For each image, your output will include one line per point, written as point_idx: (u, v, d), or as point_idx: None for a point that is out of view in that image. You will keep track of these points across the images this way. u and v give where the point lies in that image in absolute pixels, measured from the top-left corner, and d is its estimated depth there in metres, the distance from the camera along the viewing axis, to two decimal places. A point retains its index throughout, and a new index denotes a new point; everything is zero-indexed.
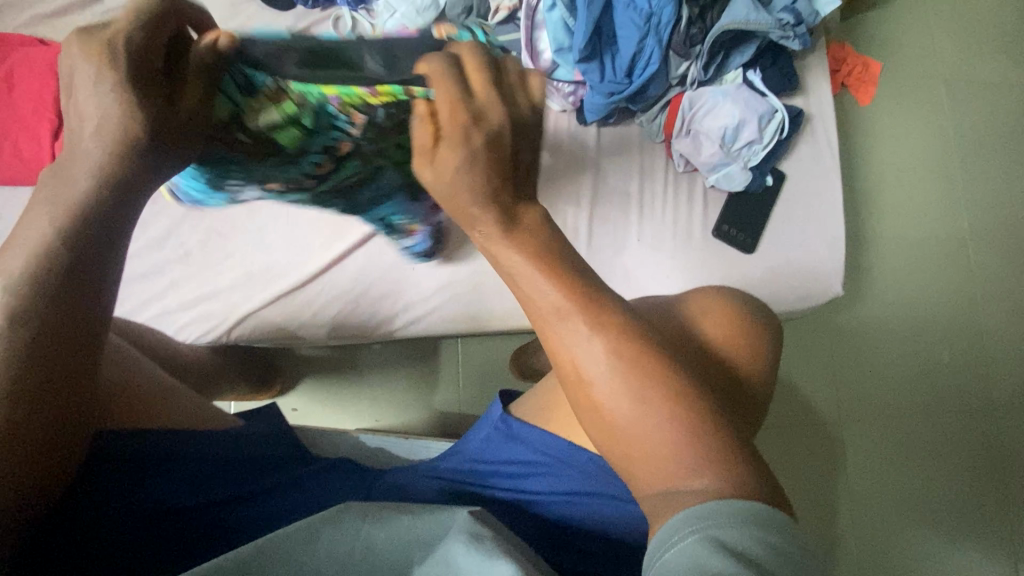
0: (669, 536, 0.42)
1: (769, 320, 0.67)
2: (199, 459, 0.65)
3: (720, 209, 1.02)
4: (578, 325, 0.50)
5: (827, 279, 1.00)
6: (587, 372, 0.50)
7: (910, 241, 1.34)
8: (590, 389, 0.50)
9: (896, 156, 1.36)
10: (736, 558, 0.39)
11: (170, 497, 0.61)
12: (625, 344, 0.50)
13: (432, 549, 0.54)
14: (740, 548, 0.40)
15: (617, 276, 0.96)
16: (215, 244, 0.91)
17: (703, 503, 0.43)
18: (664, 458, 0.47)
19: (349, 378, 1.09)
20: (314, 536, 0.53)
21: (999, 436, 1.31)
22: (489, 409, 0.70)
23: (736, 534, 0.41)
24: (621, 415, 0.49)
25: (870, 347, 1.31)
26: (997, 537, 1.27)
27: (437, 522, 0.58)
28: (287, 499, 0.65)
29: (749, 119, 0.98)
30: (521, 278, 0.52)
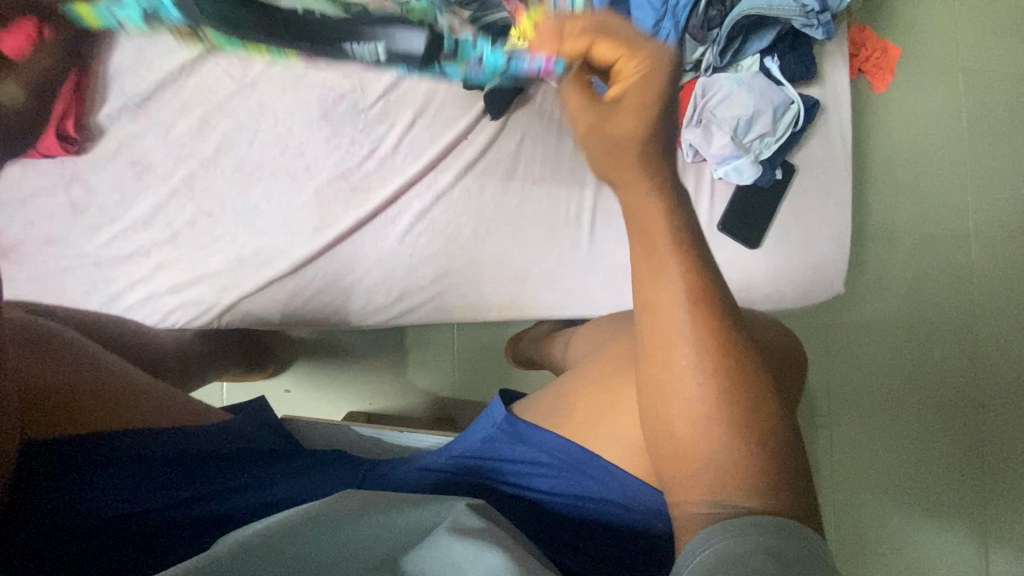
0: (700, 543, 0.45)
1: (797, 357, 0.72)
2: (175, 454, 0.64)
3: (728, 201, 1.00)
4: (683, 305, 0.49)
5: (831, 276, 1.01)
6: (676, 358, 0.49)
7: (915, 236, 1.33)
8: (672, 372, 0.49)
9: (908, 147, 1.32)
10: (769, 557, 0.41)
11: (145, 493, 0.60)
12: (725, 349, 0.49)
13: (425, 539, 0.55)
14: (773, 548, 0.42)
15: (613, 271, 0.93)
16: (205, 226, 0.87)
17: (747, 514, 0.45)
18: (748, 477, 0.47)
19: (343, 361, 1.08)
20: (323, 527, 0.53)
21: (983, 429, 1.34)
22: (491, 410, 0.69)
23: (770, 535, 0.43)
24: (695, 410, 0.48)
25: (866, 341, 1.32)
26: (972, 523, 1.32)
27: (433, 514, 0.57)
28: (280, 485, 0.65)
29: (765, 110, 0.94)
30: (648, 238, 0.51)
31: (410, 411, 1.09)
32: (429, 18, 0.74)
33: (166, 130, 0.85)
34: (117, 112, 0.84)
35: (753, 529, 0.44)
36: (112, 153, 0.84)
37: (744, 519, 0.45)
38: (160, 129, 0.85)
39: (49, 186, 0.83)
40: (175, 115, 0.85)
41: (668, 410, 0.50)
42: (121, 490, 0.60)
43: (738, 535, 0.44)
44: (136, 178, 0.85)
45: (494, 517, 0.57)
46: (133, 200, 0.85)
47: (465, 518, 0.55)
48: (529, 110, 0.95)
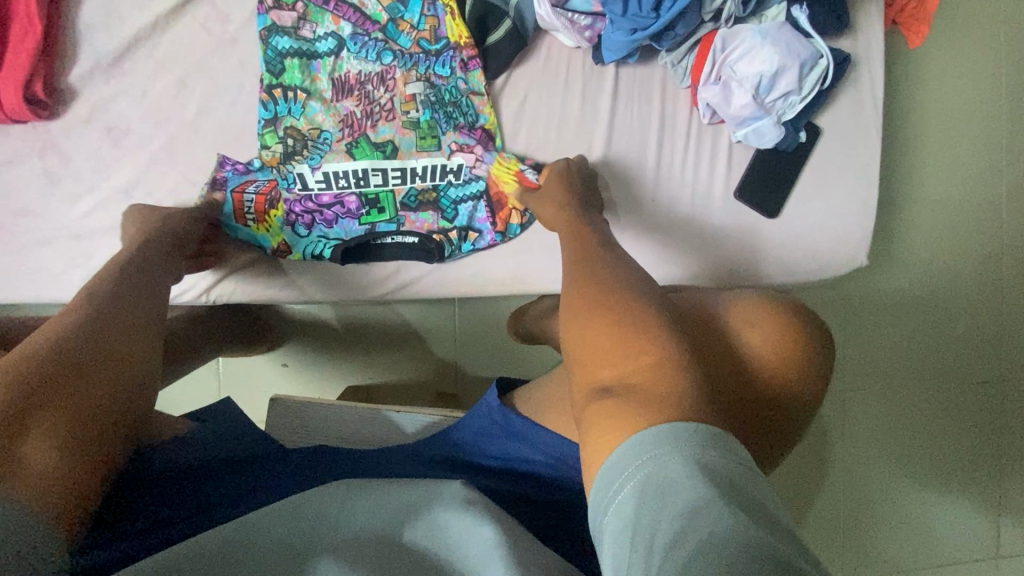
0: (628, 465, 0.47)
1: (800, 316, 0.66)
2: (178, 466, 0.68)
3: (746, 167, 0.93)
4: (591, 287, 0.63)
5: (851, 248, 0.96)
6: (584, 316, 0.60)
7: (944, 204, 1.25)
8: (582, 326, 0.60)
9: (942, 107, 1.23)
10: (703, 476, 0.43)
11: (182, 498, 0.63)
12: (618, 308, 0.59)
13: (420, 513, 0.55)
14: (707, 465, 0.44)
15: None
16: (189, 195, 0.81)
17: (662, 427, 0.47)
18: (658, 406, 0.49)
19: (342, 337, 1.05)
20: (298, 511, 0.55)
21: (1002, 404, 1.29)
22: (485, 395, 0.75)
23: (703, 454, 0.44)
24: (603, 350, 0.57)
25: (886, 315, 1.26)
26: (984, 496, 1.30)
27: (427, 492, 0.59)
28: (289, 465, 0.69)
29: (790, 67, 0.85)
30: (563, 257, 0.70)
31: (411, 385, 1.07)
32: (427, 71, 0.84)
33: (142, 91, 0.79)
34: (89, 72, 0.78)
35: (682, 442, 0.45)
36: (87, 117, 0.79)
37: (662, 427, 0.47)
38: (136, 91, 0.79)
39: (23, 153, 0.79)
40: (151, 76, 0.80)
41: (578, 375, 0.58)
42: (135, 501, 0.62)
43: (666, 446, 0.46)
44: (114, 144, 0.80)
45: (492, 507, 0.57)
46: (112, 168, 0.80)
47: (458, 493, 0.58)
48: (532, 68, 0.88)
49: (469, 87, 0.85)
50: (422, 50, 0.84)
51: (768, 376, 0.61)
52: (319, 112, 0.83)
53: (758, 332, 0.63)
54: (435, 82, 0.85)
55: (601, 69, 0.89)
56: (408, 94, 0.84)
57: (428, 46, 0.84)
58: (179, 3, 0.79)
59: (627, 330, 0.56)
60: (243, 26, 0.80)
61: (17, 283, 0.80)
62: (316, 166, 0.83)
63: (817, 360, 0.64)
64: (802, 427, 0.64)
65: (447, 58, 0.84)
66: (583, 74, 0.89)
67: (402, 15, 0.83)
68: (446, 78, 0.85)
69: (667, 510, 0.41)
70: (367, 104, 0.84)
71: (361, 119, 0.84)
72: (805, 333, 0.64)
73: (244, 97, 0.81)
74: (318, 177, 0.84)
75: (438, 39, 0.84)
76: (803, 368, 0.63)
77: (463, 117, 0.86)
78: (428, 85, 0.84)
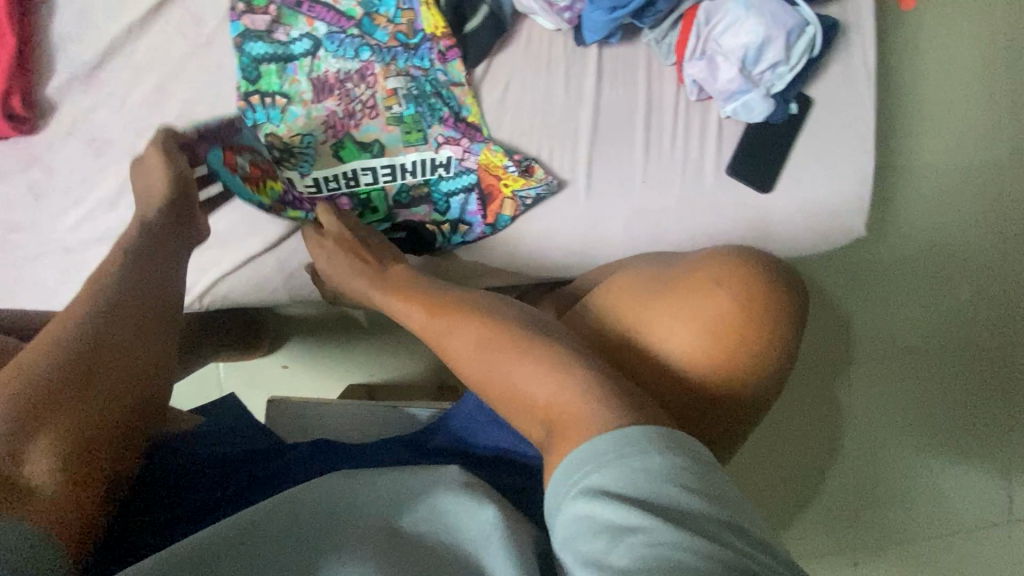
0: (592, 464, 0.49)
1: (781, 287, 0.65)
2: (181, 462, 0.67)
3: (737, 142, 0.91)
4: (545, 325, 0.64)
5: (849, 219, 0.94)
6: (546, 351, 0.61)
7: (944, 169, 1.22)
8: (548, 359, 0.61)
9: (938, 70, 1.20)
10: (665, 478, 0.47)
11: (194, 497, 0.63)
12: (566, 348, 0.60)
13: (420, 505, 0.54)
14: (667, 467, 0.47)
15: (599, 241, 0.90)
16: None
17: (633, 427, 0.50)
18: (573, 428, 0.53)
19: (339, 335, 1.05)
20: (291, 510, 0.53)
21: (1011, 368, 1.28)
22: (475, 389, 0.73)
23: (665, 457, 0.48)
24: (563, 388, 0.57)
25: (890, 287, 1.25)
26: (995, 462, 1.29)
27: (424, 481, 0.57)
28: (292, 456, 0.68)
29: (776, 36, 0.83)
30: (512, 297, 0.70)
31: (410, 380, 1.07)
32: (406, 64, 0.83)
33: (121, 100, 0.79)
34: (67, 85, 0.78)
35: (603, 459, 0.49)
36: (68, 130, 0.79)
37: (587, 446, 0.50)
38: (114, 100, 0.79)
39: (8, 170, 0.79)
40: (128, 84, 0.79)
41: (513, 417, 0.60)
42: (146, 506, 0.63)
43: (587, 464, 0.49)
44: (97, 155, 0.79)
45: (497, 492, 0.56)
46: (96, 180, 0.79)
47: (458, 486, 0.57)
48: (512, 54, 0.87)
49: (449, 77, 0.84)
50: (399, 44, 0.83)
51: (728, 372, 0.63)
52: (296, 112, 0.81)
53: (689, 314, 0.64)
54: (415, 75, 0.83)
55: (584, 51, 0.88)
56: (388, 89, 0.83)
57: (406, 39, 0.83)
58: (151, 8, 0.78)
59: (531, 357, 0.59)
60: (218, 28, 0.80)
61: (12, 301, 0.80)
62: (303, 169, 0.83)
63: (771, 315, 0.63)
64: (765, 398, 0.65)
65: (426, 50, 0.83)
66: (565, 57, 0.88)
67: (376, 9, 0.82)
68: (426, 70, 0.84)
69: (586, 533, 0.46)
70: (347, 100, 0.82)
71: (348, 113, 0.82)
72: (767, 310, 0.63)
73: (222, 100, 0.80)
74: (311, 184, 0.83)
75: (415, 32, 0.83)
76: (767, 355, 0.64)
77: (446, 109, 0.85)
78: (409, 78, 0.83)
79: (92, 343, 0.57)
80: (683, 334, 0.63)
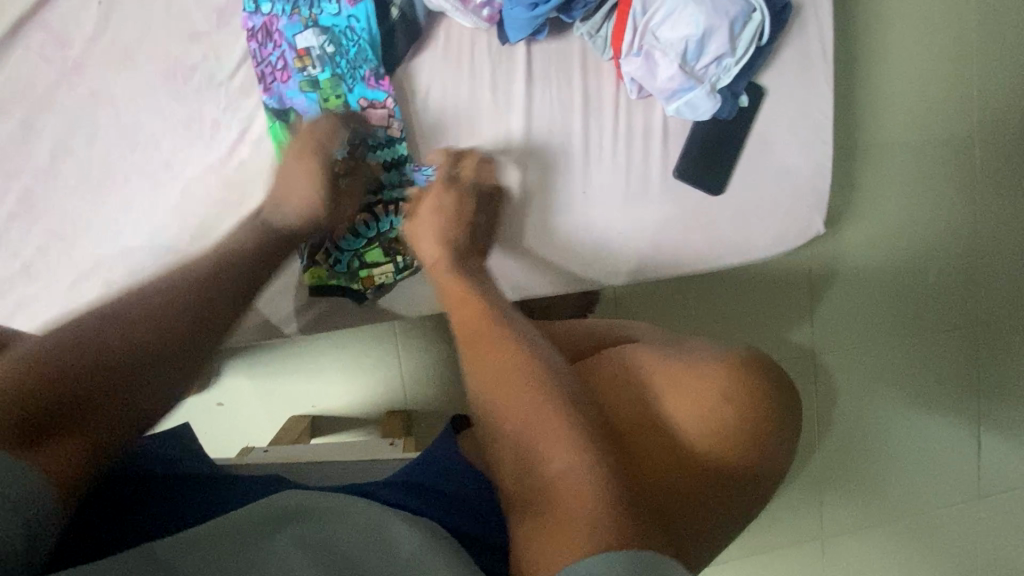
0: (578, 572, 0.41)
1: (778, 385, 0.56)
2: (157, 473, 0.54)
3: (684, 142, 0.84)
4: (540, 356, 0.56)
5: (807, 216, 0.89)
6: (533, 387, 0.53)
7: (912, 146, 1.16)
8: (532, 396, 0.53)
9: (905, 38, 1.11)
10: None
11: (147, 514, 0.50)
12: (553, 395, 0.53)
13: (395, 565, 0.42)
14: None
15: (539, 262, 0.84)
16: (60, 249, 0.72)
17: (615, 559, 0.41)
18: (575, 531, 0.44)
19: (277, 367, 0.99)
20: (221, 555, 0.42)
21: (978, 345, 1.27)
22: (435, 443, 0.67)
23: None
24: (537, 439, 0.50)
25: (858, 272, 1.20)
26: (964, 439, 1.29)
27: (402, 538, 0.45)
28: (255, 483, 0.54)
29: (718, 26, 0.74)
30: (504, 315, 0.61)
31: (360, 407, 1.02)
32: (330, 91, 0.75)
33: None
34: None
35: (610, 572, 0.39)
36: None
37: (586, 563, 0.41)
38: None
39: None
40: None
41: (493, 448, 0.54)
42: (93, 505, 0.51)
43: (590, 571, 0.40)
44: None
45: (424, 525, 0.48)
46: None
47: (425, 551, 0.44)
48: (431, 59, 0.78)
49: (372, 95, 0.76)
50: (310, 65, 0.73)
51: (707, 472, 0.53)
52: (189, 141, 0.73)
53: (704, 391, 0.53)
54: (339, 103, 0.75)
55: (510, 51, 0.79)
56: (304, 102, 0.74)
57: (316, 59, 0.73)
58: (4, 31, 0.68)
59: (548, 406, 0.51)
60: (87, 50, 0.70)
61: None
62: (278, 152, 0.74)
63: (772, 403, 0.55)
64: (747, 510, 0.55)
65: (344, 65, 0.74)
66: (490, 58, 0.79)
67: (282, 35, 0.73)
68: (346, 92, 0.75)
69: None
70: (245, 123, 0.74)
71: (249, 136, 0.74)
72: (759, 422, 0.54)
73: (104, 131, 0.71)
74: (214, 219, 0.74)
75: (323, 46, 0.73)
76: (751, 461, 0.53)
77: (375, 151, 0.77)
78: (340, 108, 0.75)
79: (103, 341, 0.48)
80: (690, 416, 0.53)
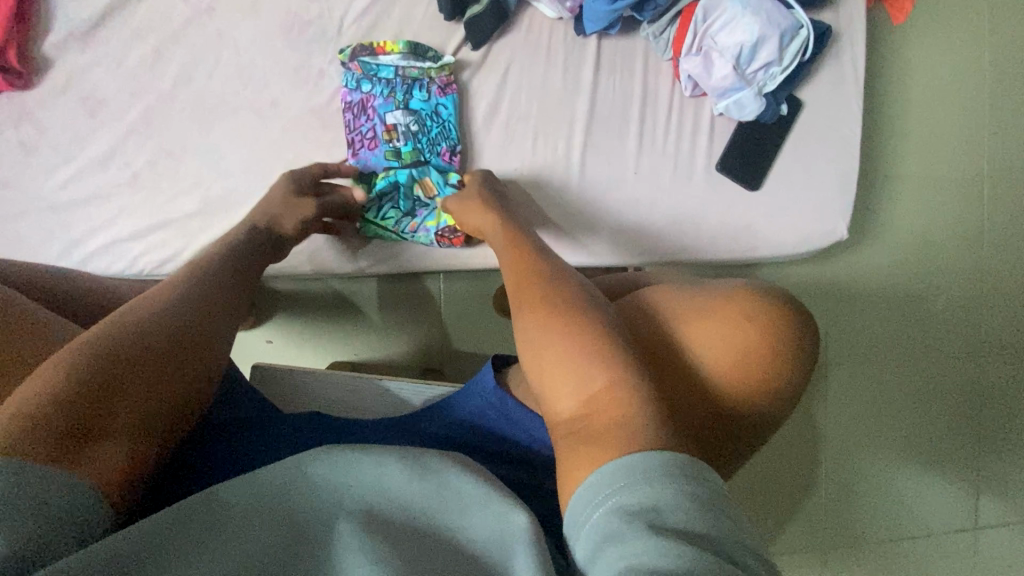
0: (597, 494, 0.45)
1: (799, 315, 0.62)
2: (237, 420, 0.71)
3: (728, 139, 0.93)
4: (551, 281, 0.61)
5: (833, 219, 0.96)
6: (558, 305, 0.58)
7: (926, 181, 1.26)
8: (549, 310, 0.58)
9: (925, 83, 1.23)
10: (633, 520, 0.41)
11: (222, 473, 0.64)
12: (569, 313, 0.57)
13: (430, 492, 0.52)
14: (636, 509, 0.42)
15: (584, 231, 0.92)
16: (167, 166, 0.80)
17: (625, 473, 0.45)
18: (617, 440, 0.48)
19: (327, 314, 1.06)
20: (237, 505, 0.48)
21: (981, 377, 1.32)
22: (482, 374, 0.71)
23: (630, 499, 0.43)
24: (551, 349, 0.55)
25: (867, 292, 1.28)
26: (964, 468, 1.32)
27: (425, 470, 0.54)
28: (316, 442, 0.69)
29: (770, 36, 0.85)
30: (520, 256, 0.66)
31: (399, 362, 1.08)
32: (404, 95, 0.83)
33: (118, 61, 0.78)
34: (63, 41, 0.77)
35: (647, 470, 0.44)
36: (61, 87, 0.78)
37: (599, 478, 0.46)
38: (111, 60, 0.78)
39: None
40: (126, 45, 0.78)
41: (524, 356, 0.58)
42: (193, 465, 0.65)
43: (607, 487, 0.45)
44: (89, 113, 0.78)
45: (479, 472, 0.56)
46: (88, 138, 0.79)
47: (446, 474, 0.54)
48: (514, 40, 0.88)
49: (448, 112, 0.85)
50: (391, 72, 0.83)
51: (729, 381, 0.60)
52: (295, 84, 0.82)
53: (733, 327, 0.60)
54: (411, 106, 0.84)
55: (584, 41, 0.89)
56: (388, 123, 0.83)
57: (397, 67, 0.83)
58: None
59: (570, 321, 0.56)
60: None
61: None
62: (364, 151, 0.83)
63: (804, 351, 0.61)
64: (764, 420, 0.62)
65: (420, 74, 0.84)
66: (565, 46, 0.89)
67: (374, 72, 0.82)
68: (418, 97, 0.84)
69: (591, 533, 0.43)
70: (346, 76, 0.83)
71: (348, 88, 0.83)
72: (777, 342, 0.59)
73: (222, 68, 0.80)
74: (306, 157, 0.83)
75: (405, 56, 0.83)
76: (766, 377, 0.60)
77: (437, 150, 0.85)
78: (412, 109, 0.84)
79: (142, 347, 0.51)
80: (719, 358, 0.60)
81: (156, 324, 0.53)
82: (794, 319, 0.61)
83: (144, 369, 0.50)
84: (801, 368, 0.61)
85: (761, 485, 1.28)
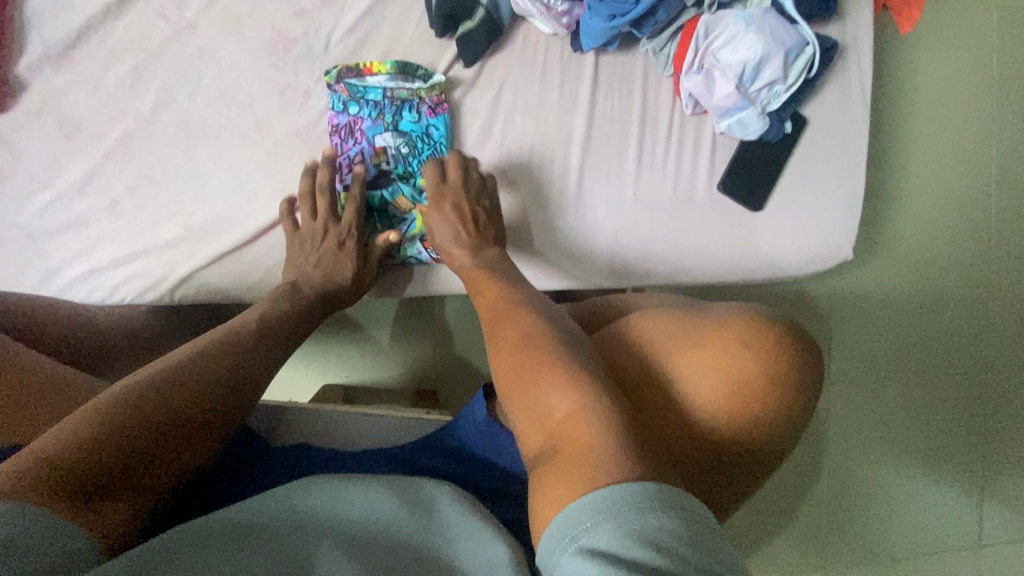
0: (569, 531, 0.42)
1: (803, 348, 0.58)
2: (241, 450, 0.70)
3: (730, 158, 0.90)
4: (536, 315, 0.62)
5: (838, 240, 0.93)
6: (540, 337, 0.58)
7: (932, 194, 1.23)
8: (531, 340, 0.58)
9: (932, 95, 1.20)
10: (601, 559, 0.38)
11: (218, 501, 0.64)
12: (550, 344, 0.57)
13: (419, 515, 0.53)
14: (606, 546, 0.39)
15: (580, 253, 0.90)
16: (148, 191, 0.77)
17: (595, 505, 0.42)
18: (587, 464, 0.45)
19: (319, 336, 1.04)
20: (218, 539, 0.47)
21: (988, 393, 1.29)
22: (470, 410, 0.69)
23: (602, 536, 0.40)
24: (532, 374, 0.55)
25: (871, 308, 1.25)
26: (969, 487, 1.29)
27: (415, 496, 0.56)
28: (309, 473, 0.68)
29: (774, 53, 0.82)
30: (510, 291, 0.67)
31: (392, 384, 1.05)
32: (392, 116, 0.81)
33: (95, 83, 0.75)
34: (38, 64, 0.74)
35: (619, 500, 0.41)
36: (36, 111, 0.75)
37: (569, 512, 0.43)
38: (88, 82, 0.75)
39: None
40: (103, 66, 0.75)
41: (507, 379, 0.57)
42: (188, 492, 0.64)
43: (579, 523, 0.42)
44: (66, 137, 0.75)
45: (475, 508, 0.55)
46: (66, 164, 0.76)
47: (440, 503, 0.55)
48: (508, 57, 0.85)
49: (439, 134, 0.82)
50: (378, 94, 0.80)
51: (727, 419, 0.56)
52: (280, 106, 0.79)
53: (729, 359, 0.56)
54: (400, 128, 0.81)
55: (581, 58, 0.86)
56: (378, 146, 0.81)
57: (384, 89, 0.80)
58: None
59: (549, 351, 0.56)
60: (201, 12, 0.76)
61: None
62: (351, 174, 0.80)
63: (808, 384, 0.57)
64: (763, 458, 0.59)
65: (409, 96, 0.80)
66: (560, 63, 0.86)
67: (362, 94, 0.79)
68: (407, 118, 0.81)
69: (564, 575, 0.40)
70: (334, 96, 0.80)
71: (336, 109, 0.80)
72: (776, 378, 0.56)
73: (204, 89, 0.77)
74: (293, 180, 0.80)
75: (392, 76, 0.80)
76: (767, 415, 0.56)
77: None
78: (401, 132, 0.81)
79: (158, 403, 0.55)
80: (715, 392, 0.56)
81: (174, 381, 0.57)
82: (796, 353, 0.57)
83: (153, 424, 0.54)
84: (803, 404, 0.58)
85: (761, 504, 1.27)
